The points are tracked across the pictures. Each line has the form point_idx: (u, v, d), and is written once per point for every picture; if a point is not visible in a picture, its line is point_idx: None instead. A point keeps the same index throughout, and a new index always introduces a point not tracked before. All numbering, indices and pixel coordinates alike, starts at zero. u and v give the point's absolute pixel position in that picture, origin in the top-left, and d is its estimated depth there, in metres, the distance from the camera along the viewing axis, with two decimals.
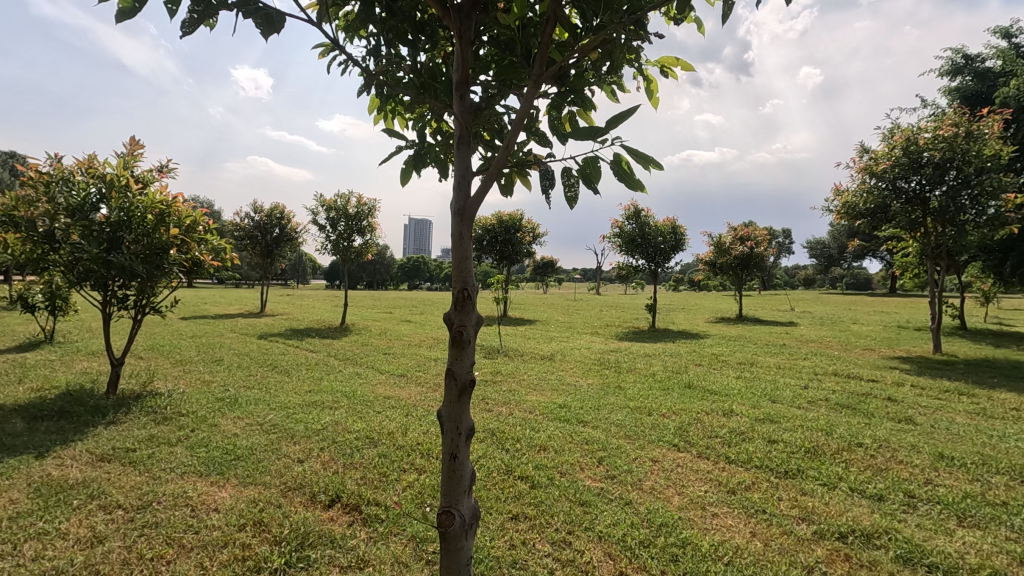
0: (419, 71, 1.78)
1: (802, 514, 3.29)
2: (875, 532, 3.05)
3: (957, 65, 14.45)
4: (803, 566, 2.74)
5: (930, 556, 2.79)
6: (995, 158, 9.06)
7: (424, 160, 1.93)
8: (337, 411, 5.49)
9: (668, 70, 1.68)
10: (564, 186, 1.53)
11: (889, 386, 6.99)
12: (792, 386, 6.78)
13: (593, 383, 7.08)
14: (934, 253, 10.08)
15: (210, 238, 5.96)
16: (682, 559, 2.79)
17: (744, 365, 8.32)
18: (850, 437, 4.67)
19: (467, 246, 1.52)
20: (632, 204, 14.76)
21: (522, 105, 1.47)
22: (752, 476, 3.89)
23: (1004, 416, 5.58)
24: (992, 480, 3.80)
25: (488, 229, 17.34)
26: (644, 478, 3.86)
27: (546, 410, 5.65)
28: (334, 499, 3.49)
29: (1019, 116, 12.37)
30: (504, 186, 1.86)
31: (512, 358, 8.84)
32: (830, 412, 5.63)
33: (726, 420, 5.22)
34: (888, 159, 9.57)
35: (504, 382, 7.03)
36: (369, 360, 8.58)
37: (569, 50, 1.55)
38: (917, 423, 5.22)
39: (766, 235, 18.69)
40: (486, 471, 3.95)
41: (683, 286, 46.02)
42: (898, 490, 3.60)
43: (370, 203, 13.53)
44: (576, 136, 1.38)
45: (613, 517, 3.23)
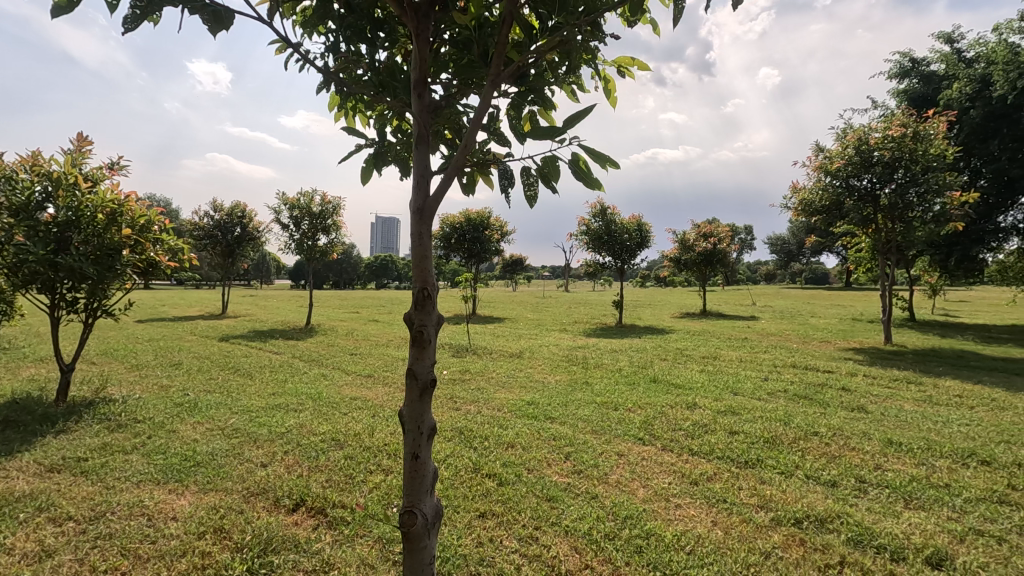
0: (376, 70, 1.76)
1: (761, 502, 3.40)
2: (829, 517, 3.18)
3: (905, 68, 15.10)
4: (761, 552, 2.83)
5: (879, 537, 2.93)
6: (940, 158, 9.54)
7: (385, 158, 1.91)
8: (301, 414, 5.40)
9: (625, 70, 1.71)
10: (524, 184, 1.54)
11: (843, 376, 7.28)
12: (753, 378, 6.99)
13: (561, 380, 7.15)
14: (885, 248, 10.51)
15: (166, 238, 5.76)
16: (645, 550, 2.85)
17: (708, 359, 8.54)
18: (806, 426, 4.85)
19: (427, 245, 1.51)
20: (598, 202, 14.95)
21: (480, 104, 1.49)
22: (714, 467, 3.99)
23: (948, 402, 5.89)
24: (936, 463, 4.00)
25: (455, 228, 17.27)
26: (610, 472, 3.93)
27: (514, 407, 5.68)
28: (298, 502, 3.43)
29: (962, 118, 13.06)
30: (466, 185, 1.86)
31: (480, 356, 8.84)
32: (789, 402, 5.84)
33: (690, 413, 5.34)
34: (842, 158, 9.93)
35: (473, 381, 7.04)
36: (335, 361, 8.46)
37: (528, 50, 1.56)
38: (868, 411, 5.47)
39: (728, 231, 19.17)
40: (454, 470, 3.93)
41: (650, 282, 46.99)
42: (850, 476, 3.76)
43: (335, 202, 13.32)
44: (535, 136, 1.40)
45: (579, 511, 3.28)
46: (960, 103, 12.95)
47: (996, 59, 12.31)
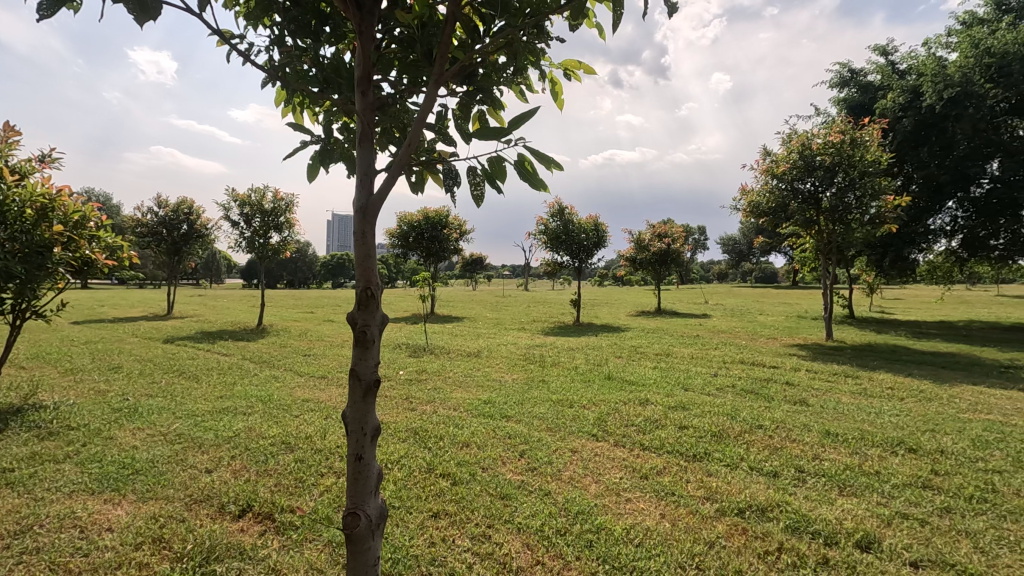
0: (322, 66, 1.74)
1: (707, 493, 3.52)
2: (769, 506, 3.32)
3: (844, 77, 15.88)
4: (706, 542, 2.93)
5: (814, 524, 3.08)
6: (875, 163, 10.10)
7: (332, 155, 1.88)
8: (250, 417, 5.24)
9: (571, 73, 1.74)
10: (470, 184, 1.54)
11: (788, 370, 7.62)
12: (703, 374, 7.23)
13: (518, 378, 7.19)
14: (826, 249, 11.03)
15: (102, 235, 5.46)
16: (596, 545, 2.90)
17: (661, 356, 8.76)
18: (751, 420, 5.04)
19: (371, 245, 1.50)
20: (556, 202, 15.11)
21: (424, 103, 1.48)
22: (663, 461, 4.11)
23: (881, 394, 6.24)
24: (868, 452, 4.24)
25: (413, 226, 17.10)
26: (563, 468, 3.98)
27: (471, 406, 5.66)
28: (245, 508, 3.33)
29: (895, 126, 13.86)
30: (415, 184, 1.85)
31: (438, 356, 8.78)
32: (736, 397, 6.06)
33: (642, 409, 5.47)
34: (787, 162, 10.38)
35: (430, 380, 6.99)
36: (287, 362, 8.24)
37: (474, 49, 1.57)
38: (809, 404, 5.74)
39: (681, 232, 19.72)
40: (408, 471, 3.91)
41: (608, 281, 47.90)
42: (791, 466, 3.94)
43: (288, 199, 12.97)
44: (480, 136, 1.40)
45: (532, 508, 3.31)
46: (893, 112, 13.75)
47: (925, 72, 13.12)
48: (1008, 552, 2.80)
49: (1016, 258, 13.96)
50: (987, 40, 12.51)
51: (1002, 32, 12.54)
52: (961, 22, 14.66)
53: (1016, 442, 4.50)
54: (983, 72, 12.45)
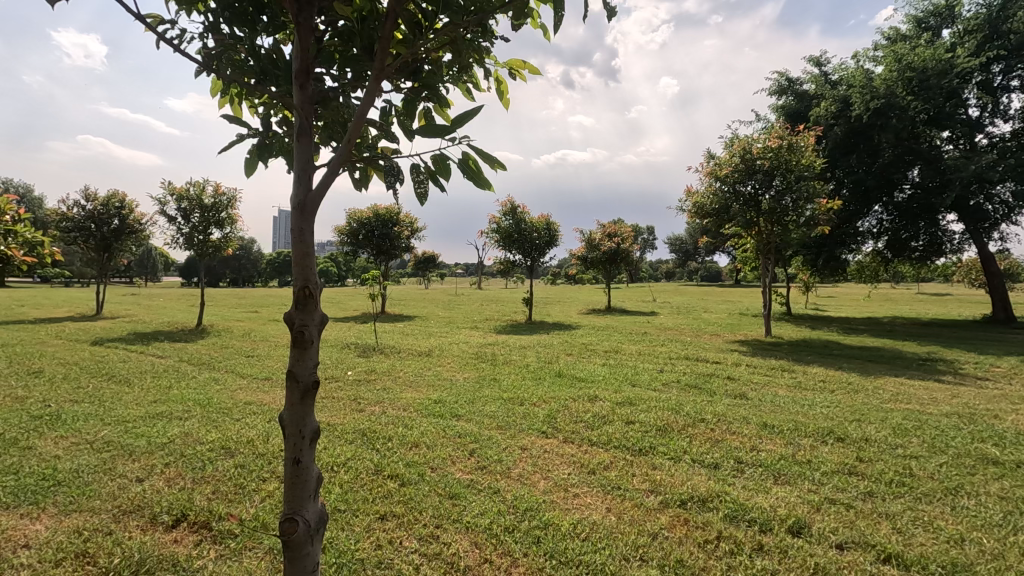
0: (259, 57, 1.67)
1: (651, 486, 3.62)
2: (709, 496, 3.45)
3: (782, 85, 16.65)
4: (649, 533, 3.02)
5: (751, 512, 3.22)
6: (809, 168, 10.66)
7: (270, 149, 1.81)
8: (187, 422, 5.00)
9: (517, 73, 1.73)
10: (414, 182, 1.52)
11: (729, 365, 7.94)
12: (650, 370, 7.43)
13: (470, 376, 7.17)
14: (765, 249, 11.52)
15: (21, 230, 5.01)
16: (543, 540, 2.93)
17: (610, 353, 8.95)
18: (694, 414, 5.22)
19: (309, 242, 1.45)
20: (509, 200, 15.13)
21: (365, 99, 1.45)
22: (610, 456, 4.20)
23: (814, 387, 6.59)
24: (801, 442, 4.47)
25: (363, 223, 16.74)
26: (512, 466, 4.00)
27: (420, 406, 5.60)
28: (179, 518, 3.17)
29: (828, 133, 14.66)
30: (359, 180, 1.81)
31: (387, 356, 8.63)
32: (681, 392, 6.27)
33: (591, 405, 5.56)
34: (730, 165, 10.79)
35: (379, 381, 6.88)
36: (228, 364, 7.90)
37: (417, 46, 1.54)
38: (748, 397, 5.99)
39: (630, 232, 20.18)
40: (355, 473, 3.83)
41: (560, 279, 48.54)
42: (730, 458, 4.11)
43: (230, 194, 12.43)
44: (424, 134, 1.38)
45: (481, 507, 3.31)
46: (825, 120, 14.55)
47: (855, 83, 13.92)
48: (922, 531, 3.02)
49: (934, 259, 15.06)
50: (909, 55, 13.37)
51: (922, 48, 13.42)
52: (886, 37, 15.63)
53: (931, 429, 4.87)
54: (905, 85, 13.28)
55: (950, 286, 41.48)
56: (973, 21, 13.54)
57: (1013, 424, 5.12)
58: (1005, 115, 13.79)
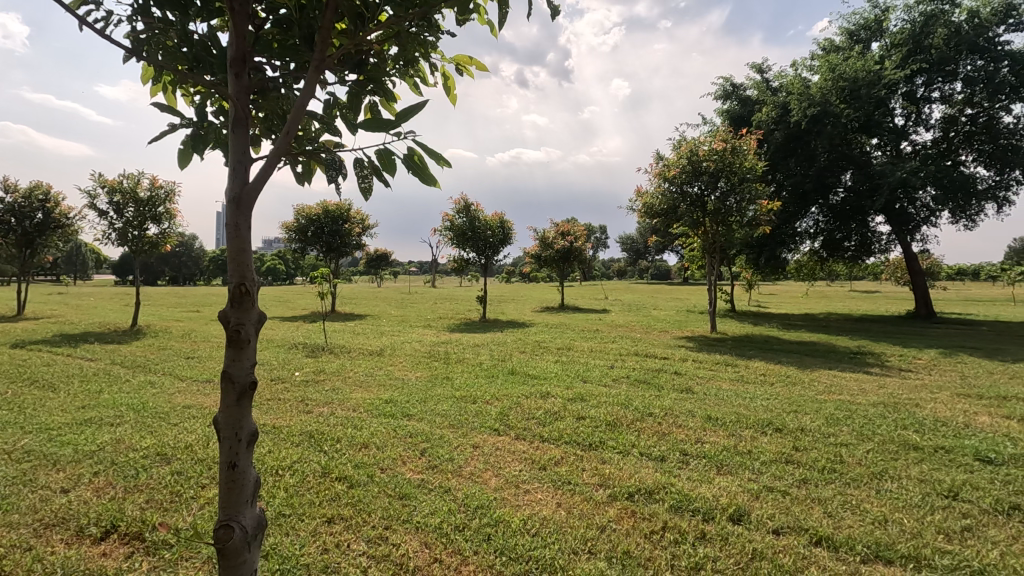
0: (191, 42, 1.58)
1: (601, 480, 3.69)
2: (656, 488, 3.54)
3: (727, 90, 17.30)
4: (598, 526, 3.07)
5: (694, 502, 3.34)
6: (752, 170, 11.10)
7: (205, 140, 1.72)
8: (119, 428, 4.72)
9: (464, 68, 1.72)
10: (357, 176, 1.47)
11: (676, 361, 8.20)
12: (601, 366, 7.58)
13: (422, 375, 7.11)
14: (711, 248, 11.93)
15: None
16: (494, 538, 2.94)
17: (563, 350, 9.07)
18: (643, 408, 5.36)
19: (245, 237, 1.39)
20: (463, 198, 15.05)
21: (304, 89, 1.41)
22: (561, 452, 4.24)
23: (755, 380, 6.90)
24: (743, 433, 4.66)
25: (312, 220, 16.27)
26: (463, 464, 3.99)
27: (371, 406, 5.51)
28: (109, 529, 2.99)
29: (769, 137, 15.34)
30: (302, 174, 1.75)
31: (337, 356, 8.44)
32: (630, 387, 6.43)
33: (543, 402, 5.61)
34: (677, 166, 11.11)
35: (327, 381, 6.70)
36: (166, 366, 7.52)
37: (359, 39, 1.50)
38: (694, 391, 6.20)
39: (583, 231, 20.48)
40: (301, 476, 3.71)
41: (515, 278, 48.89)
42: (676, 450, 4.24)
43: (168, 187, 11.82)
44: (366, 127, 1.34)
45: (431, 506, 3.28)
46: (767, 125, 15.20)
47: (793, 90, 14.60)
48: (850, 514, 3.21)
49: (864, 258, 16.01)
50: (842, 66, 14.14)
51: (853, 59, 14.21)
52: (821, 48, 16.47)
53: (860, 418, 5.17)
54: (838, 94, 14.02)
55: (879, 284, 44.19)
56: (899, 36, 14.44)
57: (932, 411, 5.51)
58: (927, 125, 14.78)
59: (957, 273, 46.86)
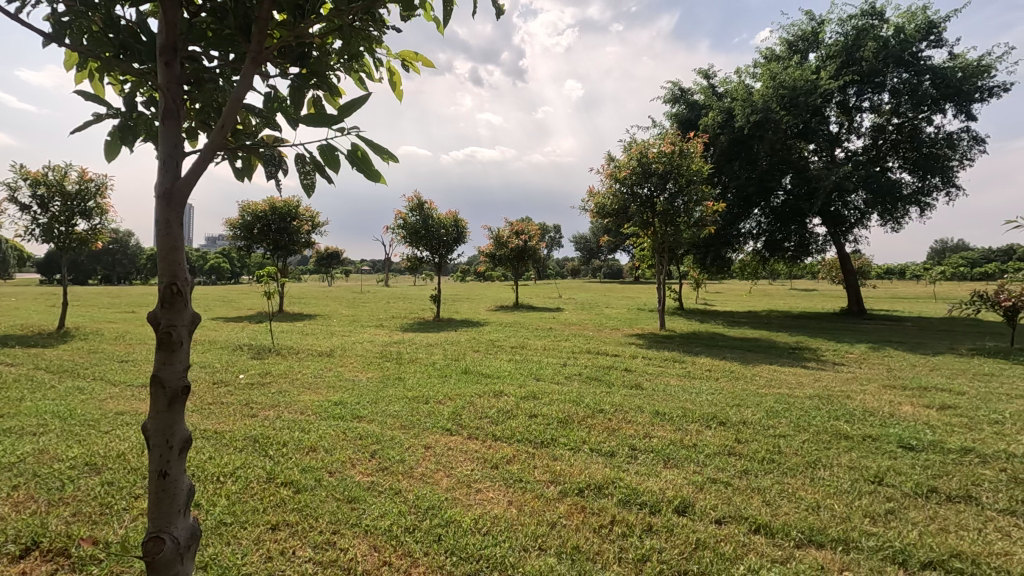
0: (117, 29, 1.48)
1: (552, 477, 3.73)
2: (605, 483, 3.61)
3: (675, 95, 17.81)
4: (548, 522, 3.11)
5: (642, 495, 3.42)
6: (698, 173, 11.46)
7: (134, 132, 1.62)
8: (42, 437, 4.40)
9: (410, 64, 1.70)
10: (300, 172, 1.42)
11: (627, 358, 8.39)
12: (554, 364, 7.66)
13: (373, 376, 6.98)
14: (660, 248, 12.24)
15: None
16: (444, 538, 2.92)
17: (516, 348, 9.11)
18: (594, 405, 5.45)
19: (176, 234, 1.32)
20: (416, 195, 14.86)
21: (241, 81, 1.35)
22: (513, 450, 4.26)
23: (701, 376, 7.14)
24: (688, 427, 4.82)
25: (258, 216, 15.67)
26: (415, 465, 3.95)
27: (320, 408, 5.37)
28: (29, 547, 2.79)
29: (714, 141, 15.89)
30: (241, 168, 1.68)
31: (285, 357, 8.18)
32: (582, 384, 6.53)
33: (495, 401, 5.61)
34: (628, 168, 11.35)
35: (274, 383, 6.48)
36: (96, 370, 7.08)
37: (301, 30, 1.45)
38: (643, 387, 6.37)
39: (537, 230, 20.64)
40: (244, 483, 3.58)
41: (470, 277, 48.88)
42: (625, 445, 4.33)
43: (98, 180, 11.12)
44: (307, 123, 1.30)
45: (380, 509, 3.23)
46: (713, 129, 15.74)
47: (737, 97, 15.18)
48: (786, 501, 3.37)
49: (802, 258, 16.82)
50: (781, 74, 14.80)
51: (792, 68, 14.90)
52: (763, 56, 17.19)
53: (797, 410, 5.43)
54: (779, 101, 14.66)
55: (816, 283, 46.59)
56: (834, 48, 15.25)
57: (861, 402, 5.86)
58: (858, 132, 15.67)
59: (886, 272, 49.96)
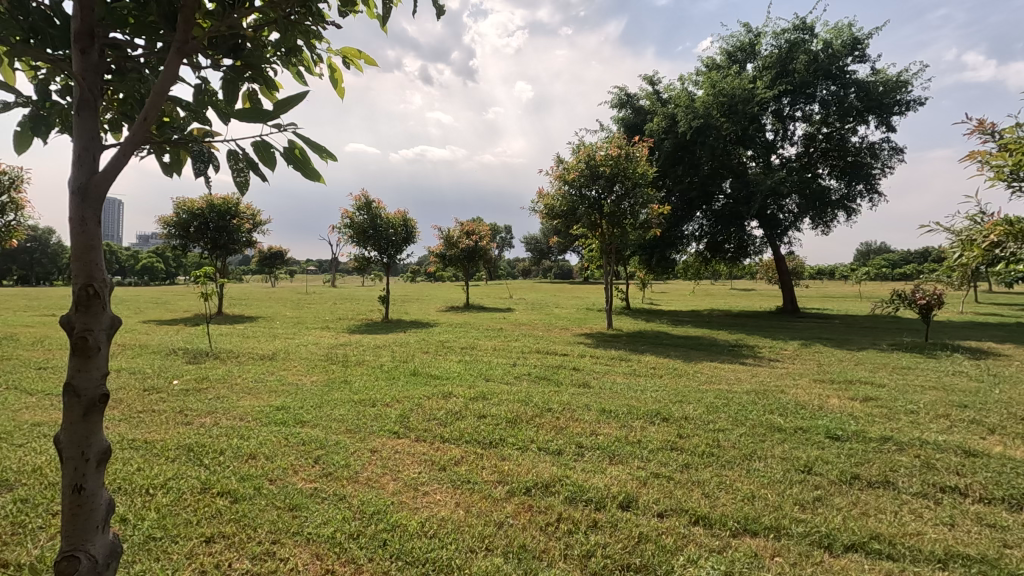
0: (26, 10, 1.37)
1: (499, 477, 3.74)
2: (552, 481, 3.65)
3: (622, 99, 18.21)
4: (495, 523, 3.11)
5: (587, 492, 3.49)
6: (644, 176, 11.77)
7: (47, 122, 1.51)
8: None
9: (352, 62, 1.66)
10: (232, 169, 1.36)
11: (576, 357, 8.52)
12: (504, 364, 7.69)
13: (318, 380, 6.78)
14: (607, 249, 12.49)
15: None
16: (390, 543, 2.87)
17: (466, 349, 9.08)
18: (543, 404, 5.51)
19: (93, 233, 1.24)
20: (363, 194, 14.55)
21: (165, 73, 1.28)
22: (461, 451, 4.24)
23: (646, 373, 7.35)
24: (633, 424, 4.95)
25: (195, 214, 14.91)
26: (360, 470, 3.86)
27: (261, 414, 5.17)
28: None
29: (659, 145, 16.36)
30: (169, 164, 1.60)
31: (223, 361, 7.83)
32: (531, 383, 6.58)
33: (444, 402, 5.58)
34: (577, 170, 11.54)
35: (211, 389, 6.18)
36: (9, 379, 6.53)
37: (233, 21, 1.40)
38: (591, 385, 6.49)
39: (488, 231, 20.65)
40: (176, 494, 3.39)
41: (420, 277, 48.38)
42: (572, 443, 4.40)
43: (14, 173, 10.28)
44: (239, 118, 1.25)
45: (323, 516, 3.14)
46: (658, 134, 16.22)
47: (680, 103, 15.70)
48: (724, 493, 3.51)
49: (741, 259, 17.59)
50: (721, 82, 15.40)
51: (731, 77, 15.53)
52: (705, 65, 17.86)
53: (735, 405, 5.68)
54: (719, 108, 15.26)
55: (754, 283, 48.88)
56: (769, 59, 16.03)
57: (793, 396, 6.19)
58: (792, 140, 16.53)
59: (818, 273, 52.82)
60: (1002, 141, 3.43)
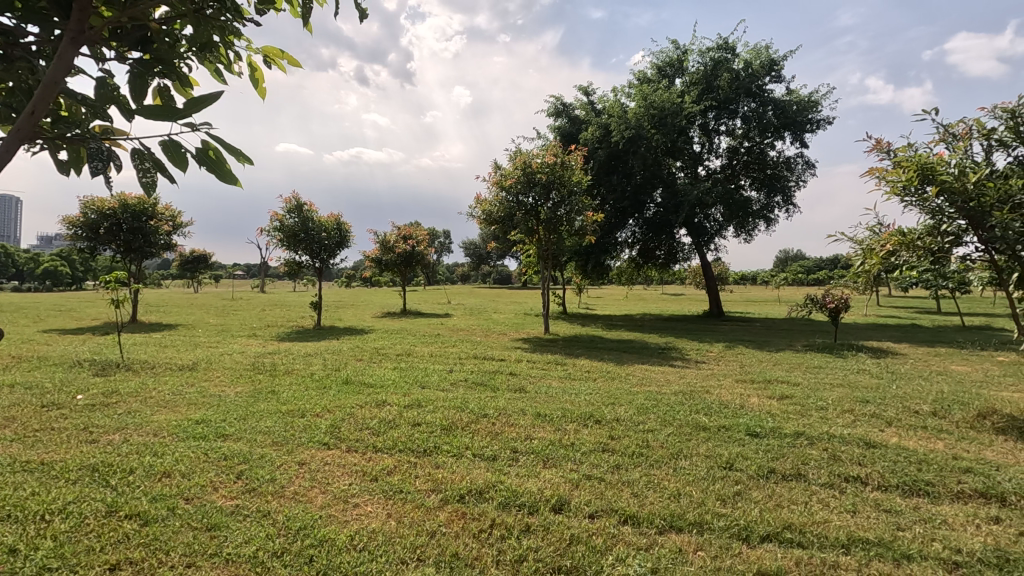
0: None
1: (432, 485, 3.69)
2: (486, 488, 3.65)
3: (558, 109, 18.57)
4: (427, 532, 3.07)
5: (520, 496, 3.51)
6: (579, 184, 12.05)
7: None
8: None
9: (273, 61, 1.61)
10: (138, 170, 1.28)
11: (512, 362, 8.57)
12: (440, 371, 7.61)
13: (242, 391, 6.44)
14: (544, 255, 12.66)
15: None
16: (317, 559, 2.77)
17: (402, 356, 8.92)
18: (479, 410, 5.50)
19: None
20: (293, 197, 14.02)
21: (57, 62, 1.18)
22: (394, 460, 4.16)
23: (581, 377, 7.50)
24: (567, 427, 5.04)
25: (106, 214, 13.81)
26: (287, 484, 3.70)
27: (177, 429, 4.85)
28: None
29: (594, 154, 16.80)
30: (64, 162, 1.47)
31: (136, 373, 7.29)
32: (467, 390, 6.54)
33: (378, 411, 5.45)
34: (513, 177, 11.65)
35: (121, 404, 5.72)
36: None
37: (140, 12, 1.32)
38: (527, 390, 6.54)
39: (426, 235, 20.44)
40: (77, 520, 3.11)
41: (356, 282, 47.22)
42: (507, 449, 4.41)
43: None
44: (145, 115, 1.17)
45: (245, 535, 2.98)
46: (592, 143, 16.68)
47: (613, 114, 16.20)
48: (652, 492, 3.64)
49: (671, 265, 18.36)
50: (651, 94, 16.00)
51: (660, 91, 16.18)
52: (636, 78, 18.54)
53: (664, 406, 5.90)
54: (649, 120, 15.85)
55: (684, 289, 51.17)
56: (695, 75, 16.87)
57: (717, 396, 6.50)
58: (717, 153, 17.44)
59: (741, 278, 55.88)
60: (896, 159, 3.77)
